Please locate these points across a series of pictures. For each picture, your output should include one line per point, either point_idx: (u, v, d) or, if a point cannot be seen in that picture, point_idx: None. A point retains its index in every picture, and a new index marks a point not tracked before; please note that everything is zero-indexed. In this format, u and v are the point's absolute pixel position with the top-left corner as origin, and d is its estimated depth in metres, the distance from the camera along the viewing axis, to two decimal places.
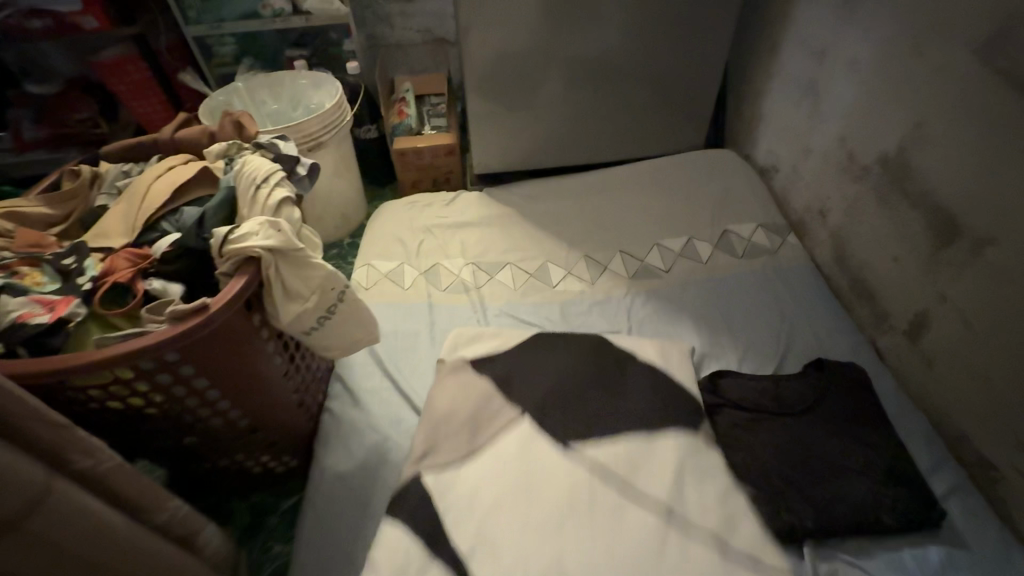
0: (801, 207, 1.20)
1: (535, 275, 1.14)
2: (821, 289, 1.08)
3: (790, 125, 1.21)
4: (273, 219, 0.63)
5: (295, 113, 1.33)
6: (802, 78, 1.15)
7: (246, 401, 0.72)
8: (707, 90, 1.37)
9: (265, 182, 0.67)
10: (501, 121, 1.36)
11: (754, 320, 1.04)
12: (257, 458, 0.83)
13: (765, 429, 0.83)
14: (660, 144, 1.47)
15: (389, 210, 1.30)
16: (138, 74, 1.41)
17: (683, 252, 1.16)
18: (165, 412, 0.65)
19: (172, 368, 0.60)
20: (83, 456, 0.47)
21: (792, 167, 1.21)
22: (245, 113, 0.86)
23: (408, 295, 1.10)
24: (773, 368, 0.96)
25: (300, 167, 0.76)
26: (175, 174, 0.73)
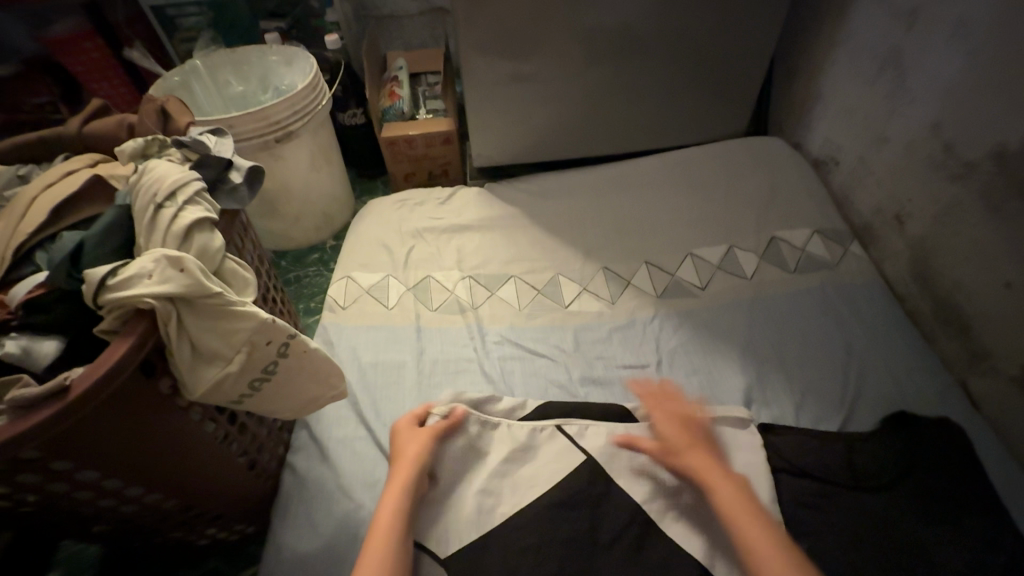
0: (868, 209, 0.99)
1: (544, 291, 0.96)
2: (896, 313, 0.88)
3: (857, 108, 0.99)
4: (175, 253, 0.45)
5: (265, 96, 1.14)
6: (879, 49, 0.92)
7: (168, 482, 0.55)
8: (753, 65, 1.15)
9: (171, 199, 0.49)
10: (506, 103, 1.16)
11: (814, 353, 0.84)
12: (198, 533, 0.67)
13: (837, 506, 0.65)
14: (692, 130, 1.25)
15: (375, 210, 1.11)
16: (96, 52, 1.22)
17: (723, 264, 0.97)
18: (47, 508, 0.49)
19: (37, 464, 0.43)
20: None
21: (858, 160, 1.00)
22: (174, 99, 0.68)
23: (393, 315, 0.93)
24: (840, 417, 0.77)
25: (235, 172, 0.59)
26: (66, 184, 0.55)
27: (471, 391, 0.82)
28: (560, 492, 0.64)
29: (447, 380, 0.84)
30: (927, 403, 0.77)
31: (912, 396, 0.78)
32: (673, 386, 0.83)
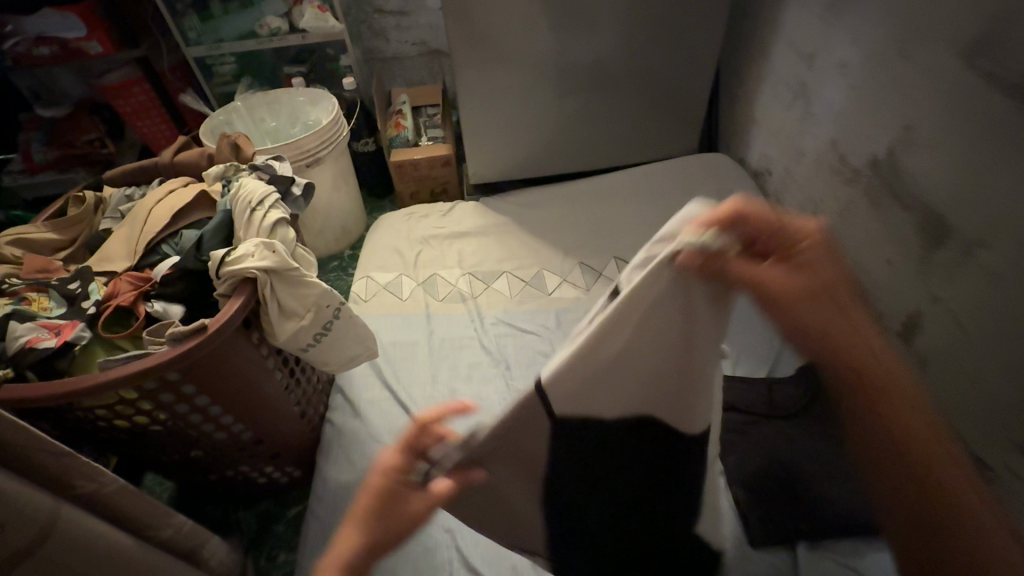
0: (795, 209, 1.21)
1: (531, 283, 1.16)
2: None
3: (781, 128, 1.22)
4: (268, 241, 0.66)
5: (293, 129, 1.36)
6: (792, 81, 1.16)
7: (250, 417, 0.74)
8: (699, 94, 1.38)
9: (260, 205, 0.69)
10: (496, 131, 1.39)
11: (748, 322, 1.04)
12: (261, 470, 0.85)
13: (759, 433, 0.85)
14: (654, 149, 1.48)
15: (388, 222, 1.32)
16: (143, 95, 1.45)
17: None
18: (170, 429, 0.67)
19: (174, 387, 0.62)
20: (88, 481, 0.51)
21: (785, 169, 1.23)
22: (242, 135, 0.89)
23: (406, 305, 1.12)
24: (767, 370, 0.97)
25: (295, 187, 0.79)
26: (175, 197, 0.76)
27: (473, 361, 1.02)
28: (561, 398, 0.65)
29: (453, 353, 1.03)
30: None
31: None
32: None
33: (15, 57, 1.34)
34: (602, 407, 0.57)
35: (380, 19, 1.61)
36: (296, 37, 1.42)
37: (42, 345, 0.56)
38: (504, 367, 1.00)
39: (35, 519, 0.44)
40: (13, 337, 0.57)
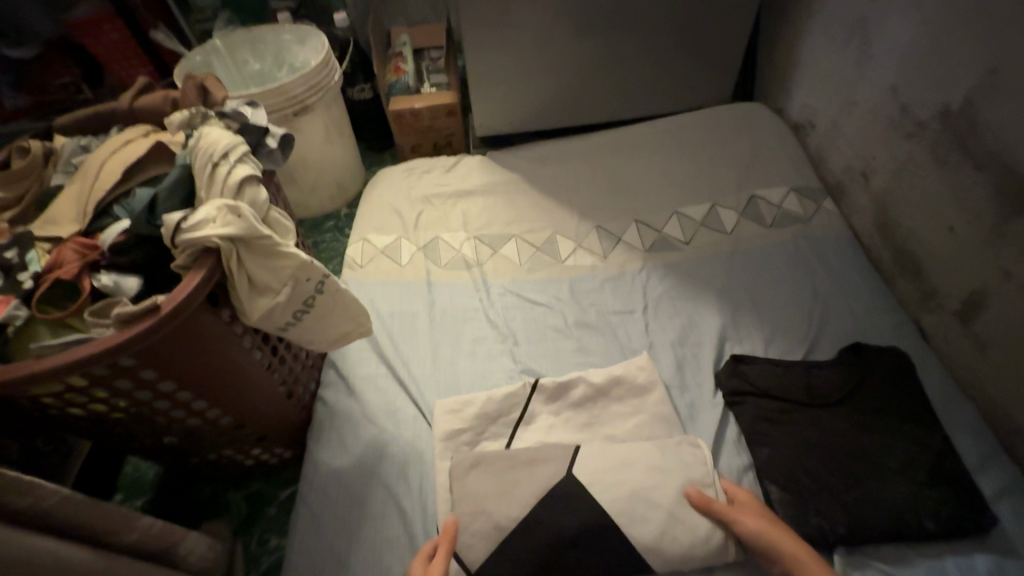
0: (840, 168, 1.07)
1: (542, 248, 1.05)
2: (861, 261, 0.97)
3: (831, 74, 1.07)
4: (233, 203, 0.55)
5: (280, 73, 1.22)
6: (849, 17, 0.99)
7: (226, 401, 0.66)
8: (737, 33, 1.21)
9: (223, 159, 0.58)
10: (506, 76, 1.23)
11: (784, 295, 0.94)
12: (248, 452, 0.78)
13: (792, 421, 0.77)
14: (681, 98, 1.33)
15: (386, 178, 1.21)
16: (115, 34, 1.31)
17: (705, 221, 1.06)
18: (134, 416, 0.60)
19: (130, 374, 0.54)
20: (20, 496, 0.44)
21: (832, 122, 1.08)
22: (210, 75, 0.76)
23: (405, 273, 1.02)
24: (803, 351, 0.87)
25: (270, 138, 0.68)
26: (130, 149, 0.65)
27: (478, 336, 0.93)
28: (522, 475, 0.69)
29: (456, 327, 0.94)
30: (880, 336, 0.87)
31: (869, 332, 0.88)
32: (657, 327, 0.92)
33: None
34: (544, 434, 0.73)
35: None
36: None
37: None
38: (512, 343, 0.91)
39: None
40: None
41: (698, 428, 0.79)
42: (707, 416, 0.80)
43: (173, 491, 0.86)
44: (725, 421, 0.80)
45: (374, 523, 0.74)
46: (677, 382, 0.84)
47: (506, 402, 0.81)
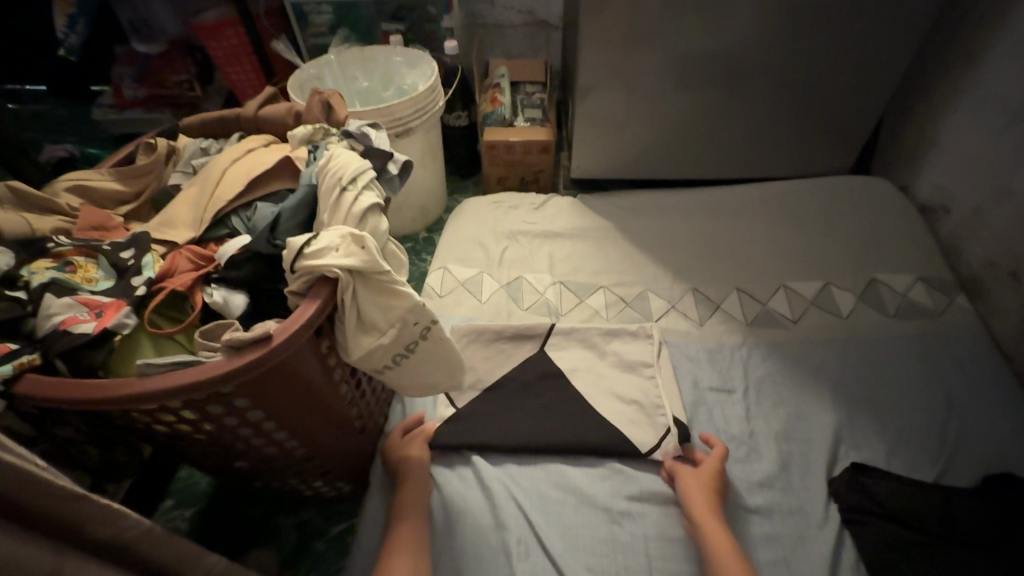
0: (979, 262, 0.96)
1: (632, 305, 0.99)
2: (1006, 373, 0.85)
3: (977, 161, 0.97)
4: (357, 233, 0.52)
5: (386, 93, 1.24)
6: (1013, 102, 0.90)
7: (304, 433, 0.61)
8: (864, 103, 1.14)
9: (352, 184, 0.55)
10: (609, 121, 1.19)
11: (910, 401, 0.82)
12: (309, 484, 0.74)
13: (928, 558, 0.65)
14: (790, 163, 1.25)
15: (473, 207, 1.17)
16: (235, 40, 1.35)
17: (817, 300, 0.96)
18: (214, 438, 0.56)
19: (225, 400, 0.50)
20: (101, 527, 0.39)
21: (972, 212, 0.98)
22: (335, 92, 0.75)
23: (485, 310, 0.98)
24: (934, 472, 0.75)
25: (392, 164, 0.65)
26: (254, 159, 0.63)
27: None
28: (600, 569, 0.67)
29: None
30: None
31: (1016, 461, 0.75)
32: (759, 413, 0.82)
33: None
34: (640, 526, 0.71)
35: None
36: None
37: (80, 330, 0.46)
38: None
39: None
40: (46, 315, 0.46)
41: (807, 549, 0.69)
42: (819, 532, 0.70)
43: (222, 507, 0.82)
44: (841, 540, 0.69)
45: None
46: (781, 483, 0.74)
47: (593, 482, 0.75)
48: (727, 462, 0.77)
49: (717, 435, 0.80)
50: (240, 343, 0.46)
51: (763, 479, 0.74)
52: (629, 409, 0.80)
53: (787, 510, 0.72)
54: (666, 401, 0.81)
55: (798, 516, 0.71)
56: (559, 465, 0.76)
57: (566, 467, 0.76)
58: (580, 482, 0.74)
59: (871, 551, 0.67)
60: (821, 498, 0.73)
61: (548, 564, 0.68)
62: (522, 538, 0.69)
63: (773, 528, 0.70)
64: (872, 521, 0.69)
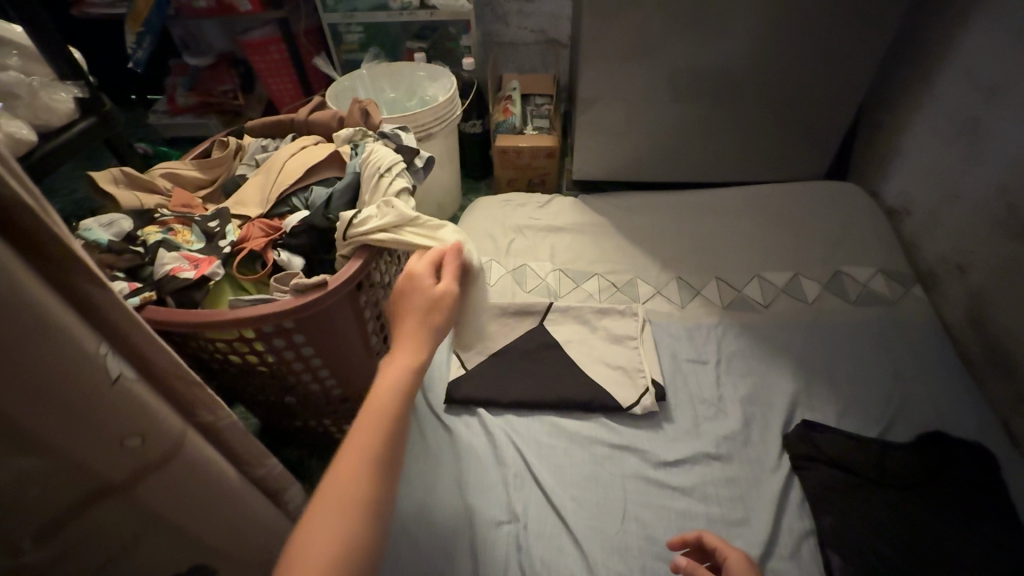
0: (934, 257, 1.08)
1: (622, 289, 1.12)
2: (950, 351, 0.96)
3: (933, 168, 1.09)
4: (393, 208, 0.67)
5: (410, 104, 1.39)
6: (961, 115, 1.03)
7: (342, 374, 0.75)
8: (838, 116, 1.26)
9: (388, 172, 0.70)
10: (608, 129, 1.33)
11: (862, 373, 0.94)
12: (341, 426, 0.88)
13: (865, 497, 0.77)
14: (772, 169, 1.38)
15: (484, 204, 1.32)
16: (278, 55, 1.53)
17: (787, 288, 1.09)
18: (273, 371, 0.71)
19: (287, 334, 0.65)
20: (207, 411, 0.51)
21: (929, 212, 1.10)
22: (371, 101, 0.90)
23: (492, 291, 1.12)
24: (878, 431, 0.86)
25: (418, 159, 0.81)
26: (309, 154, 0.79)
27: None
28: (586, 499, 0.80)
29: None
30: (964, 430, 0.86)
31: (951, 423, 0.87)
32: (728, 381, 0.95)
33: (178, 8, 1.45)
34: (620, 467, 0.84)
35: (503, 2, 1.60)
36: (426, 13, 1.40)
37: (184, 276, 0.61)
38: None
39: (160, 444, 0.44)
40: (161, 264, 0.62)
41: (762, 489, 0.81)
42: (774, 475, 0.82)
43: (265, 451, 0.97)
44: (789, 483, 0.81)
45: (442, 517, 0.78)
46: (742, 437, 0.86)
47: (582, 433, 0.87)
48: (697, 420, 0.89)
49: (690, 397, 0.92)
50: (303, 288, 0.61)
51: (728, 434, 0.87)
52: (614, 374, 0.93)
53: (748, 458, 0.84)
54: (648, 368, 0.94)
55: (756, 463, 0.83)
56: (552, 417, 0.89)
57: (559, 418, 0.89)
58: (571, 431, 0.87)
59: (818, 492, 0.79)
60: (777, 449, 0.85)
61: (539, 494, 0.81)
62: (518, 473, 0.82)
63: (735, 472, 0.82)
64: (819, 467, 0.81)
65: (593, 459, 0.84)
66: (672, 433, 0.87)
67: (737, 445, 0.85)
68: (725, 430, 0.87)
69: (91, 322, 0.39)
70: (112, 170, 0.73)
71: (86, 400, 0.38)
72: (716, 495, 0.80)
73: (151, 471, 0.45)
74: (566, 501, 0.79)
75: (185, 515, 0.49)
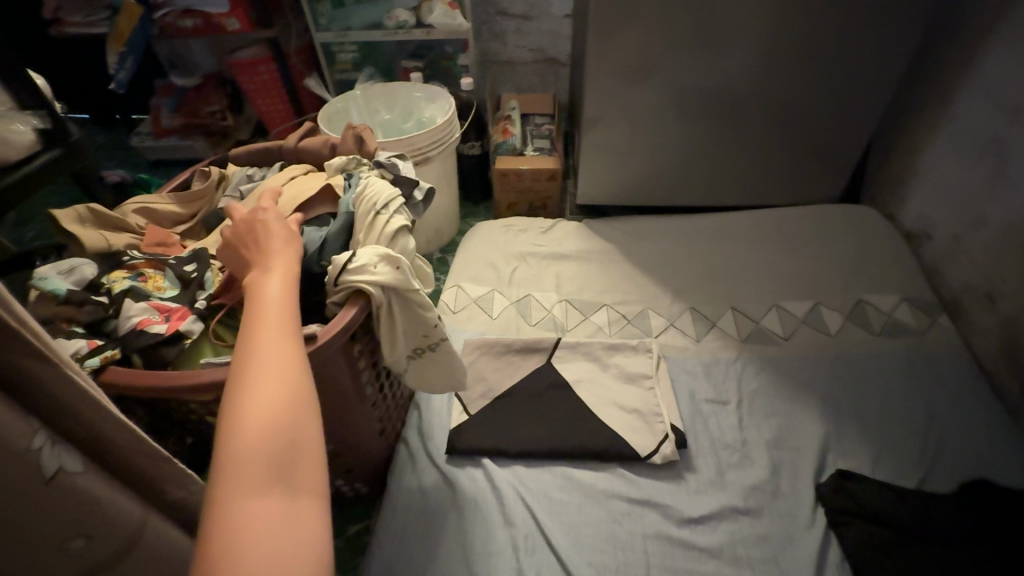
0: (959, 285, 1.03)
1: (632, 321, 1.06)
2: (985, 388, 0.90)
3: (955, 191, 1.05)
4: (392, 253, 0.60)
5: (406, 125, 1.33)
6: (983, 138, 0.98)
7: (334, 430, 0.68)
8: (850, 136, 1.22)
9: (384, 208, 0.64)
10: (612, 152, 1.28)
11: (893, 413, 0.88)
12: (332, 482, 0.80)
13: (908, 556, 0.70)
14: (781, 192, 1.34)
15: (484, 230, 1.25)
16: (268, 75, 1.46)
17: (807, 319, 1.03)
18: None
19: None
20: (178, 488, 0.44)
21: (952, 238, 1.05)
22: (366, 127, 0.84)
23: (496, 325, 1.05)
24: (916, 479, 0.80)
25: (417, 191, 0.75)
26: (298, 186, 0.72)
27: None
28: (602, 564, 0.73)
29: None
30: (1007, 476, 0.80)
31: (993, 469, 0.80)
32: (751, 423, 0.88)
33: (162, 28, 1.37)
34: (640, 524, 0.77)
35: (501, 21, 1.56)
36: (421, 32, 1.35)
37: (154, 330, 0.54)
38: None
39: (114, 540, 0.39)
40: (126, 316, 0.55)
41: (795, 547, 0.74)
42: (807, 532, 0.75)
43: None
44: (826, 542, 0.74)
45: None
46: (770, 487, 0.80)
47: (598, 486, 0.80)
48: (719, 469, 0.82)
49: (711, 442, 0.86)
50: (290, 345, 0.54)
51: (755, 483, 0.80)
52: (629, 417, 0.86)
53: (777, 511, 0.77)
54: (666, 411, 0.87)
55: (786, 517, 0.77)
56: (563, 468, 0.82)
57: (572, 469, 0.82)
58: (584, 483, 0.80)
59: (856, 550, 0.72)
60: (808, 501, 0.78)
61: (553, 558, 0.73)
62: (529, 534, 0.75)
63: (766, 529, 0.75)
64: (857, 522, 0.74)
65: (609, 515, 0.77)
66: (696, 484, 0.80)
67: (767, 498, 0.78)
68: (752, 480, 0.80)
69: (38, 405, 0.34)
70: (78, 209, 0.65)
71: (20, 501, 0.33)
72: (746, 556, 0.73)
73: (101, 569, 0.40)
74: (581, 566, 0.72)
75: None
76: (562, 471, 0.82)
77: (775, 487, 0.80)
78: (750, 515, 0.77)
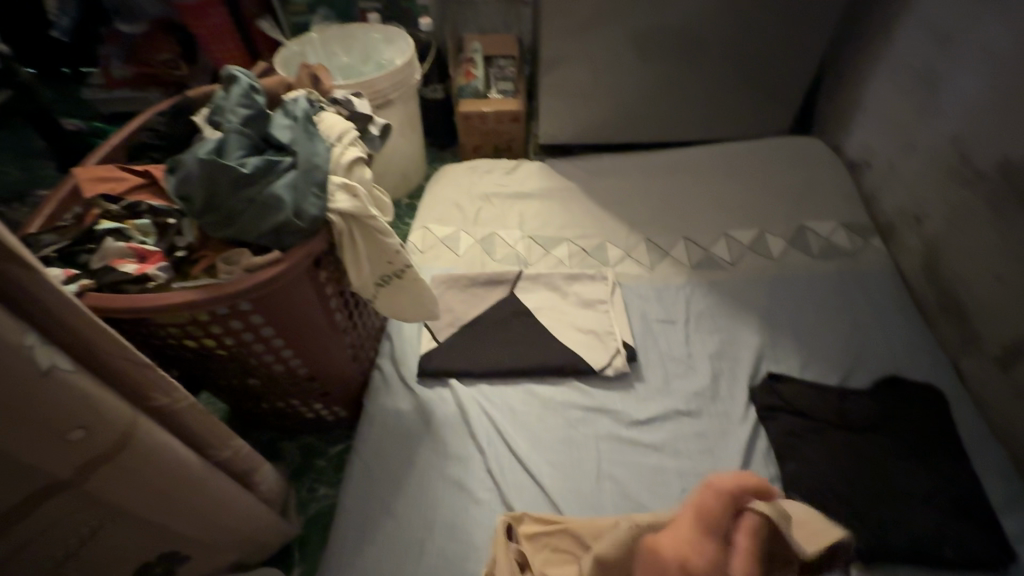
0: (892, 209, 1.10)
1: (591, 253, 1.12)
2: (906, 300, 0.99)
3: (893, 119, 1.10)
4: (348, 182, 0.66)
5: (365, 68, 1.32)
6: (915, 66, 1.03)
7: (308, 353, 0.74)
8: (800, 70, 1.26)
9: (338, 141, 0.69)
10: (571, 91, 1.30)
11: (822, 324, 0.97)
12: (312, 405, 0.86)
13: (823, 441, 0.80)
14: (735, 128, 1.38)
15: (449, 172, 1.28)
16: (218, 17, 1.37)
17: (753, 245, 1.10)
18: (233, 354, 0.69)
19: (243, 316, 0.63)
20: (161, 395, 0.50)
21: (888, 164, 1.11)
22: (321, 65, 0.84)
23: (462, 261, 1.10)
24: (838, 377, 0.90)
25: (374, 126, 0.79)
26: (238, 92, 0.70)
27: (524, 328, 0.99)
28: (559, 461, 0.82)
29: None
30: (917, 375, 0.90)
31: (905, 367, 0.91)
32: (696, 339, 0.96)
33: None
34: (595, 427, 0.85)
35: None
36: None
37: (123, 269, 0.57)
38: None
39: (109, 431, 0.45)
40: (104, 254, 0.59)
41: (731, 441, 0.83)
42: (742, 427, 0.84)
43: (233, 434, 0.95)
44: (756, 433, 0.84)
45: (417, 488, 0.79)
46: (710, 392, 0.89)
47: (556, 397, 0.88)
48: (666, 378, 0.91)
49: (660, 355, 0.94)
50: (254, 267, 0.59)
51: (697, 389, 0.89)
52: (585, 338, 0.94)
53: (716, 411, 0.87)
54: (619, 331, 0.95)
55: (723, 415, 0.86)
56: (526, 384, 0.90)
57: (534, 385, 0.90)
58: (545, 396, 0.88)
59: (781, 438, 0.82)
60: (744, 401, 0.87)
61: (515, 460, 0.81)
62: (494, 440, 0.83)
63: (707, 426, 0.85)
64: (785, 416, 0.84)
65: (567, 421, 0.86)
66: (644, 392, 0.89)
67: (707, 399, 0.88)
68: (695, 386, 0.89)
69: (32, 311, 0.39)
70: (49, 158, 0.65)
71: (17, 393, 0.38)
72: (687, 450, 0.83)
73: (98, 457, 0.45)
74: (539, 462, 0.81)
75: (138, 498, 0.51)
76: (524, 387, 0.89)
77: (716, 390, 0.89)
78: (693, 416, 0.86)
